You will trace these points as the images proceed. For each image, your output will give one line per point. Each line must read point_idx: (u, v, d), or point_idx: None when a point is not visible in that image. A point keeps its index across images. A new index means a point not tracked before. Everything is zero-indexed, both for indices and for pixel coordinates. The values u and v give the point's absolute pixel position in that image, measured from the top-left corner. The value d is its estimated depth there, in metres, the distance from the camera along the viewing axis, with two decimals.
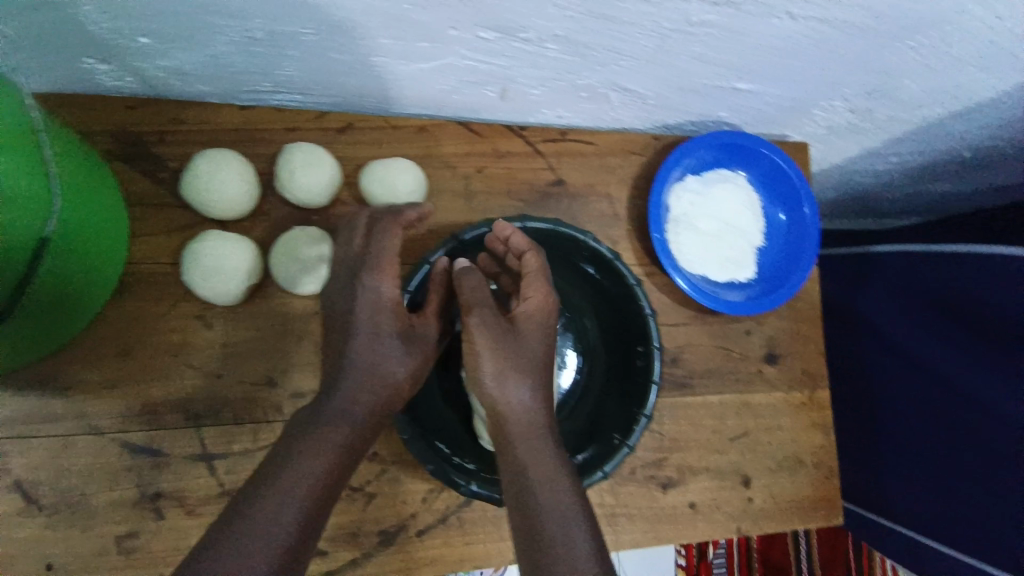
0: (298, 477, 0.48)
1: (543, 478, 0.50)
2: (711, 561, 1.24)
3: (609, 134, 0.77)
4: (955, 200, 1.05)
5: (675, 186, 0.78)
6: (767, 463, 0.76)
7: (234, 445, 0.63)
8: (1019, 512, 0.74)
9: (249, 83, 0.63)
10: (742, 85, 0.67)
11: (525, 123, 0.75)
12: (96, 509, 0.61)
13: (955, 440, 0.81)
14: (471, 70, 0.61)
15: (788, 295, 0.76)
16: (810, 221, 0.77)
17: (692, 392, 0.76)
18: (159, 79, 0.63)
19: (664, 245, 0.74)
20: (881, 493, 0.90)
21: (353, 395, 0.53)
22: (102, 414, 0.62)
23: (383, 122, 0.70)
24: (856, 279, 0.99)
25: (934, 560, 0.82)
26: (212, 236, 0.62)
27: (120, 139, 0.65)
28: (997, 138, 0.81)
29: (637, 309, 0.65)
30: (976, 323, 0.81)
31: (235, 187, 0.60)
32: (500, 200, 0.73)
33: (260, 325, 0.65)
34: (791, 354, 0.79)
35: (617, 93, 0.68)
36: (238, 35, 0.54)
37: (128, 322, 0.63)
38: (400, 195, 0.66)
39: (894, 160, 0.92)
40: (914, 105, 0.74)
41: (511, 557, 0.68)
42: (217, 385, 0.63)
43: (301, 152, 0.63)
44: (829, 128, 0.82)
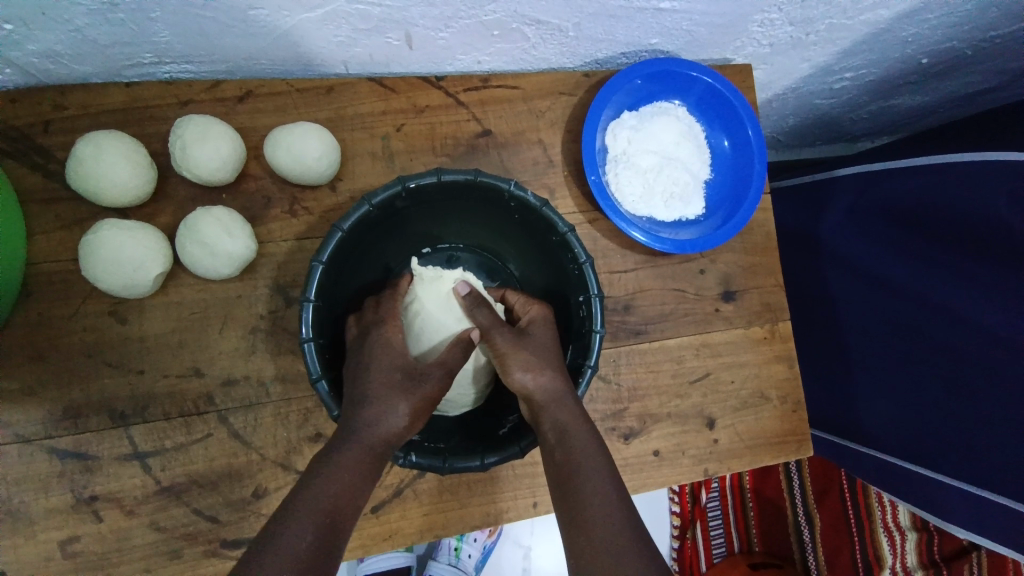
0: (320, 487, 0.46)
1: (579, 453, 0.51)
2: (705, 505, 1.23)
3: (535, 76, 0.73)
4: (918, 114, 1.00)
5: (609, 125, 0.74)
6: (730, 402, 0.75)
7: (167, 441, 0.62)
8: (1000, 430, 0.72)
9: (131, 57, 0.59)
10: (665, 5, 0.62)
11: (443, 73, 0.71)
12: (35, 516, 0.59)
13: (931, 360, 0.78)
14: (364, 16, 0.56)
15: (738, 227, 0.73)
16: (754, 143, 0.74)
17: (649, 338, 0.73)
18: (36, 66, 0.58)
19: (602, 188, 0.70)
20: (856, 420, 0.89)
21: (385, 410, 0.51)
22: (23, 422, 0.59)
23: (287, 86, 0.67)
24: (817, 204, 0.95)
25: (911, 481, 0.81)
26: (106, 226, 0.59)
27: (5, 134, 0.61)
28: (952, 40, 0.76)
29: (573, 258, 0.62)
30: (939, 237, 0.77)
31: (121, 170, 0.59)
32: (426, 155, 0.71)
33: (178, 316, 0.63)
34: (746, 289, 0.77)
35: (530, 27, 0.63)
36: (94, 2, 0.49)
37: (37, 326, 0.60)
38: (308, 162, 0.63)
39: (848, 77, 0.86)
40: (857, 8, 0.68)
41: (471, 522, 0.67)
42: (141, 382, 0.62)
43: (192, 126, 0.60)
44: (771, 46, 0.77)
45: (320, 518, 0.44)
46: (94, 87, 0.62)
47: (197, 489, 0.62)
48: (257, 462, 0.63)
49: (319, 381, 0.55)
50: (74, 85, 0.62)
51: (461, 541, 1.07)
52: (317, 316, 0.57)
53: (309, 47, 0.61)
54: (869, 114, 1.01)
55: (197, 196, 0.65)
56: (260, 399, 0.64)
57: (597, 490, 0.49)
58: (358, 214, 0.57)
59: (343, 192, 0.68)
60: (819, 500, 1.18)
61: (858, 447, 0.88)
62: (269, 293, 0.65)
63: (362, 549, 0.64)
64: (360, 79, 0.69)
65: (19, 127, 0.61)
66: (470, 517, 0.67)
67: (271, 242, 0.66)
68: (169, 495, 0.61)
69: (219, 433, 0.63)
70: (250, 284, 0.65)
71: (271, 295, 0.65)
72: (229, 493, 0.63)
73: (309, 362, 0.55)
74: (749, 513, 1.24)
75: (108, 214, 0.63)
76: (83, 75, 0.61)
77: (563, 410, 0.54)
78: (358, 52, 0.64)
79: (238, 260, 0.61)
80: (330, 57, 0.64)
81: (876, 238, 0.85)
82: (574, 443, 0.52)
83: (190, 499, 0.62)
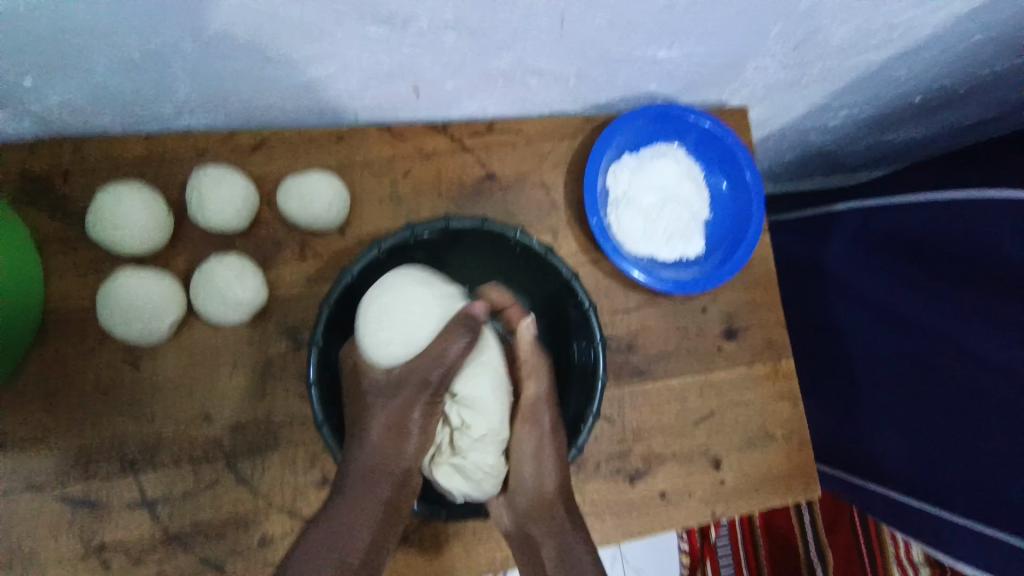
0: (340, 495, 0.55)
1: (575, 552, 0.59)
2: (715, 543, 1.18)
3: (539, 120, 0.75)
4: (914, 147, 1.02)
5: (611, 166, 0.76)
6: (735, 442, 0.75)
7: (175, 487, 0.62)
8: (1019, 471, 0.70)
9: (149, 110, 0.62)
10: (662, 53, 0.65)
11: (449, 119, 0.73)
12: (45, 563, 0.59)
13: (940, 396, 0.78)
14: (373, 69, 0.59)
15: (738, 268, 0.74)
16: (752, 185, 0.76)
17: (653, 377, 0.74)
18: (57, 118, 0.61)
19: (604, 230, 0.71)
20: (864, 457, 0.88)
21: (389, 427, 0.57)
22: (35, 467, 0.60)
23: (298, 134, 0.69)
24: (818, 237, 0.96)
25: (921, 519, 0.80)
26: (123, 272, 0.60)
27: (26, 183, 0.63)
28: (945, 78, 0.79)
29: (575, 303, 0.64)
30: (941, 270, 0.78)
31: (136, 219, 0.61)
32: (432, 200, 0.73)
33: (188, 360, 0.64)
34: (748, 326, 0.78)
35: (533, 76, 0.65)
36: (115, 59, 0.51)
37: (50, 371, 0.62)
38: (317, 210, 0.65)
39: (845, 114, 0.88)
40: (849, 51, 0.70)
41: (478, 568, 0.67)
42: (151, 427, 0.63)
43: (206, 176, 0.63)
44: (768, 88, 0.79)
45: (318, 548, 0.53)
46: (113, 137, 0.65)
47: (204, 537, 0.62)
48: (264, 507, 0.64)
49: (324, 424, 0.56)
50: (93, 135, 0.64)
51: None
52: (323, 357, 0.58)
53: (321, 97, 0.64)
54: (868, 148, 1.03)
55: (210, 242, 0.67)
56: (268, 444, 0.65)
57: None
58: (367, 259, 0.59)
59: (351, 236, 0.70)
60: (831, 535, 1.19)
61: (868, 484, 0.87)
62: (279, 337, 0.66)
63: None
64: (370, 126, 0.71)
65: (39, 176, 0.63)
66: (476, 562, 0.67)
67: (281, 287, 0.67)
68: (176, 543, 0.62)
69: (226, 478, 0.63)
70: (259, 327, 0.66)
71: (282, 338, 0.66)
72: (236, 541, 0.63)
73: (314, 407, 0.56)
74: (760, 552, 1.19)
75: (124, 260, 0.65)
76: (102, 125, 0.64)
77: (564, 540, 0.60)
78: (367, 101, 0.66)
79: (249, 307, 0.63)
80: (341, 106, 0.67)
81: (878, 273, 0.86)
82: (565, 537, 0.60)
83: (197, 548, 0.62)
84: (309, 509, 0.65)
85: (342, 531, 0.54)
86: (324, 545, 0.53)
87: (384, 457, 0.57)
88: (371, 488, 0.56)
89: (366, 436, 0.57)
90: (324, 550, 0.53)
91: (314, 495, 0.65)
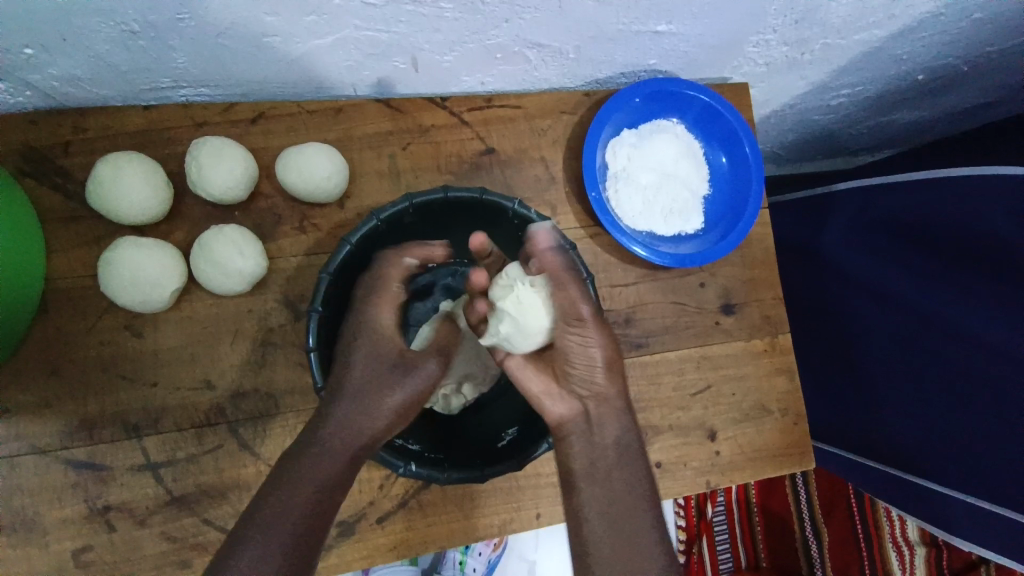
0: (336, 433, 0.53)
1: (626, 474, 0.55)
2: (711, 520, 1.23)
3: (537, 96, 0.75)
4: (915, 128, 1.01)
5: (610, 142, 0.76)
6: (731, 414, 0.75)
7: (179, 452, 0.63)
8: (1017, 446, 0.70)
9: (149, 83, 0.62)
10: (661, 27, 0.64)
11: (448, 94, 0.73)
12: (49, 527, 0.60)
13: (938, 373, 0.78)
14: (372, 42, 0.59)
15: (736, 243, 0.74)
16: (751, 160, 0.76)
17: (650, 351, 0.75)
18: (58, 90, 0.61)
19: (602, 204, 0.72)
20: (862, 432, 0.89)
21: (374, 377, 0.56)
22: (39, 433, 0.61)
23: (298, 108, 0.69)
24: (818, 217, 0.96)
25: (914, 494, 0.81)
26: (125, 243, 0.61)
27: (28, 155, 0.63)
28: (946, 58, 0.78)
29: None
30: (939, 249, 0.78)
31: (137, 189, 0.61)
32: (432, 174, 0.73)
33: (190, 329, 0.65)
34: (745, 302, 0.78)
35: (532, 50, 0.65)
36: (114, 31, 0.51)
37: (52, 341, 0.62)
38: (316, 182, 0.65)
39: (845, 94, 0.88)
40: (849, 28, 0.70)
41: (477, 535, 0.68)
42: (154, 394, 0.64)
43: (206, 148, 0.63)
44: (769, 65, 0.79)
45: (316, 483, 0.51)
46: (113, 109, 0.65)
47: (208, 499, 0.63)
48: (267, 472, 0.65)
49: (324, 389, 0.56)
50: (93, 108, 0.65)
51: (466, 555, 1.05)
52: (324, 325, 0.59)
53: (319, 71, 0.64)
54: (868, 129, 1.02)
55: (211, 214, 0.67)
56: (270, 411, 0.65)
57: (635, 521, 0.53)
58: (366, 229, 0.59)
59: (351, 210, 0.70)
60: (827, 517, 1.17)
61: (863, 459, 0.88)
62: (280, 308, 0.67)
63: (368, 559, 0.66)
64: (369, 101, 0.71)
65: (41, 149, 0.64)
66: (474, 528, 0.68)
67: (281, 259, 0.68)
68: (180, 505, 0.63)
69: (229, 444, 0.64)
70: (260, 298, 0.67)
71: (281, 310, 0.67)
72: (239, 503, 0.64)
73: (314, 370, 0.56)
74: (755, 528, 1.23)
75: (126, 232, 0.65)
76: (102, 98, 0.64)
77: (599, 449, 0.56)
78: (365, 75, 0.66)
79: (249, 278, 0.63)
80: (339, 81, 0.67)
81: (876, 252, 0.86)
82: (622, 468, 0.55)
83: (201, 509, 0.63)
84: None
85: (311, 482, 0.51)
86: (288, 497, 0.50)
87: (343, 434, 0.53)
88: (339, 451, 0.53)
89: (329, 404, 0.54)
90: (287, 502, 0.49)
91: None
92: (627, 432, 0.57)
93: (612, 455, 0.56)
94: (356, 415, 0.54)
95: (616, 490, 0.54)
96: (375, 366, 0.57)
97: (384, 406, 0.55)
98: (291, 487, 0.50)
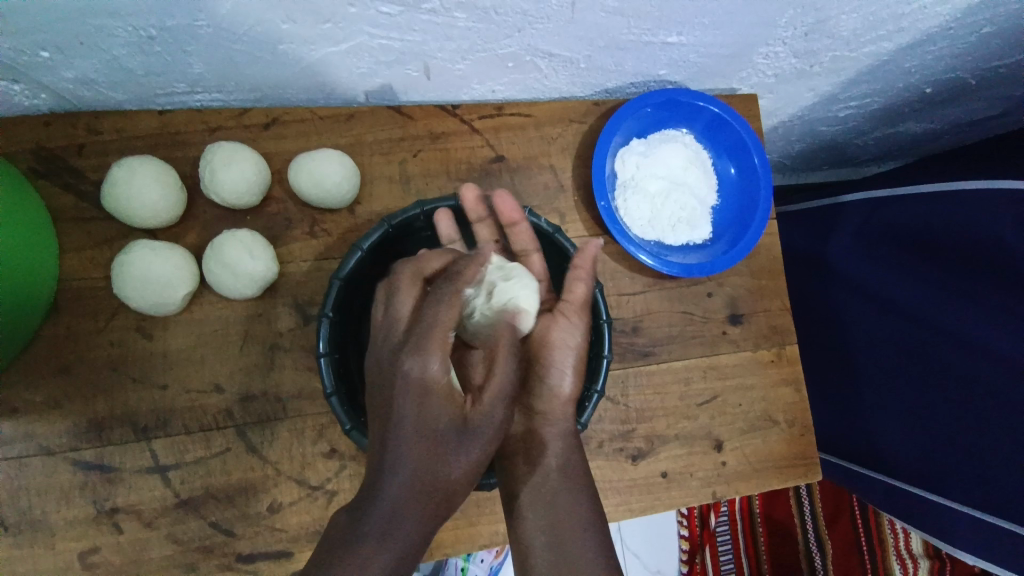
0: (386, 509, 0.45)
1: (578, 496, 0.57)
2: (714, 530, 1.23)
3: (547, 104, 0.76)
4: (922, 140, 1.01)
5: (618, 151, 0.77)
6: (737, 425, 0.75)
7: (186, 454, 0.64)
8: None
9: (164, 87, 0.63)
10: (671, 38, 0.65)
11: (458, 101, 0.74)
12: (56, 527, 0.60)
13: (945, 385, 0.78)
14: (385, 49, 0.59)
15: (745, 253, 0.74)
16: (760, 170, 0.76)
17: (657, 359, 0.75)
18: (73, 92, 0.61)
19: (611, 213, 0.72)
20: (868, 444, 0.88)
21: (421, 440, 0.47)
22: (48, 433, 0.61)
23: (310, 113, 0.70)
24: (825, 228, 0.96)
25: (919, 507, 0.81)
26: (137, 245, 0.62)
27: (43, 157, 0.64)
28: (954, 71, 0.79)
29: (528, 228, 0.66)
30: (946, 261, 0.78)
31: (150, 192, 0.62)
32: (441, 180, 0.73)
33: (199, 332, 0.65)
34: (752, 312, 0.78)
35: (543, 59, 0.65)
36: (131, 35, 0.52)
37: (63, 341, 0.63)
38: (327, 187, 0.65)
39: (853, 106, 0.88)
40: (858, 40, 0.70)
41: (482, 542, 0.68)
42: (163, 396, 0.64)
43: (219, 152, 0.63)
44: (777, 77, 0.79)
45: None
46: (127, 113, 0.66)
47: (213, 502, 0.63)
48: (273, 476, 0.65)
49: (333, 395, 0.56)
50: (108, 111, 0.65)
51: (468, 561, 1.04)
52: (334, 331, 0.58)
53: (332, 77, 0.64)
54: (875, 140, 1.03)
55: (222, 217, 0.68)
56: (277, 415, 0.66)
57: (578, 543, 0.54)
58: (377, 234, 0.59)
59: (361, 215, 0.71)
60: (831, 527, 1.17)
61: (869, 472, 0.88)
62: (289, 312, 0.67)
63: None
64: (380, 107, 0.72)
65: (56, 150, 0.64)
66: (479, 535, 0.68)
67: (291, 263, 0.68)
68: (186, 507, 0.63)
69: (236, 448, 0.64)
70: (269, 302, 0.67)
71: (290, 313, 0.67)
72: (245, 506, 0.64)
73: (323, 376, 0.56)
74: (759, 538, 1.22)
75: (137, 233, 0.66)
76: (117, 101, 0.65)
77: (541, 471, 0.58)
78: (377, 82, 0.67)
79: (259, 281, 0.64)
80: (352, 87, 0.67)
81: (884, 264, 0.86)
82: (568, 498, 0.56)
83: (207, 511, 0.63)
84: (317, 477, 0.66)
85: (362, 572, 0.42)
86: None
87: (398, 517, 0.45)
88: (405, 530, 0.45)
89: (387, 476, 0.46)
90: None
91: (321, 467, 0.66)
92: (570, 453, 0.59)
93: (556, 480, 0.58)
94: (410, 488, 0.46)
95: (559, 514, 0.56)
96: (429, 435, 0.47)
97: (445, 478, 0.47)
98: None
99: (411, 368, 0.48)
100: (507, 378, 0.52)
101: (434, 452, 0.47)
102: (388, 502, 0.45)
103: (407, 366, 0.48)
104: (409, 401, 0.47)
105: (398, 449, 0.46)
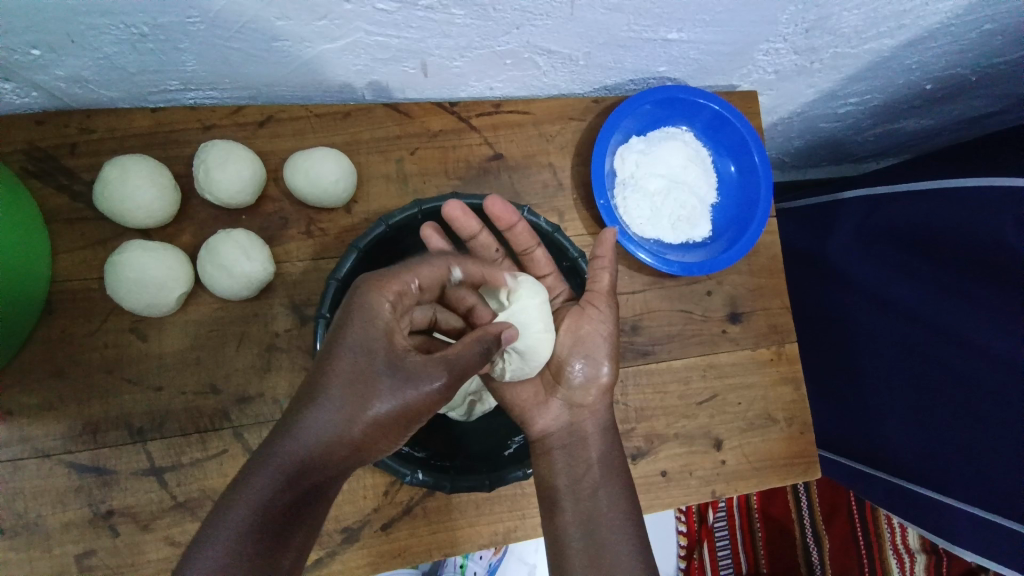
0: (305, 432, 0.42)
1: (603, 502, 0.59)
2: (711, 525, 1.23)
3: (546, 102, 0.75)
4: (922, 136, 1.01)
5: (618, 149, 0.76)
6: (737, 423, 0.75)
7: (183, 456, 0.63)
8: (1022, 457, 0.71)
9: (157, 85, 0.62)
10: (671, 35, 0.64)
11: (456, 99, 0.73)
12: (51, 531, 0.60)
13: (944, 383, 0.78)
14: (382, 47, 0.58)
15: (745, 251, 0.74)
16: (759, 168, 0.76)
17: (656, 358, 0.74)
18: (63, 90, 0.60)
19: (610, 211, 0.71)
20: (867, 441, 0.88)
21: (359, 369, 0.44)
22: (43, 436, 0.61)
23: (306, 111, 0.69)
24: (823, 225, 0.96)
25: (919, 505, 0.81)
26: (131, 245, 0.61)
27: (34, 156, 0.63)
28: (954, 68, 0.78)
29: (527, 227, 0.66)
30: (946, 260, 0.78)
31: (144, 191, 0.61)
32: (439, 178, 0.73)
33: (196, 333, 0.65)
34: (752, 310, 0.78)
35: (541, 56, 0.64)
36: (123, 33, 0.51)
37: (56, 343, 0.62)
38: (324, 186, 0.65)
39: (853, 102, 0.88)
40: (860, 36, 0.70)
41: (482, 542, 0.68)
42: (159, 398, 0.63)
43: (214, 150, 0.63)
44: (778, 73, 0.78)
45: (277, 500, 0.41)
46: (120, 111, 0.65)
47: (211, 504, 0.63)
48: None
49: None
50: (100, 109, 0.64)
51: (466, 558, 1.04)
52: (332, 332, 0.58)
53: (328, 74, 0.64)
54: (875, 136, 1.02)
55: (218, 217, 0.67)
56: (275, 416, 0.65)
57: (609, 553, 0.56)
58: (374, 234, 0.59)
59: (358, 214, 0.70)
60: (828, 523, 1.17)
61: (868, 469, 0.88)
62: (286, 313, 0.67)
63: (371, 565, 0.65)
64: (376, 105, 0.71)
65: (48, 150, 0.63)
66: (478, 535, 0.68)
67: (288, 263, 0.67)
68: (184, 509, 0.63)
69: (233, 449, 0.64)
70: (266, 303, 0.66)
71: (288, 314, 0.67)
72: None
73: None
74: (756, 534, 1.22)
75: (131, 234, 0.65)
76: (109, 99, 0.63)
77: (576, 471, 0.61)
78: (374, 79, 0.66)
79: (255, 282, 0.63)
80: (349, 84, 0.66)
81: (883, 261, 0.85)
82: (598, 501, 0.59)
83: (205, 514, 0.63)
84: None
85: (270, 492, 0.41)
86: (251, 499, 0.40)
87: (309, 441, 0.42)
88: (319, 463, 0.42)
89: (314, 404, 0.43)
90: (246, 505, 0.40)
91: None
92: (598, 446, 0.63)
93: (587, 480, 0.61)
94: (337, 416, 0.43)
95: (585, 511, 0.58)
96: (362, 365, 0.44)
97: (369, 423, 0.43)
98: (245, 496, 0.40)
99: (367, 303, 0.46)
100: (467, 357, 0.48)
101: (366, 385, 0.43)
102: (312, 426, 0.43)
103: (364, 299, 0.46)
104: (359, 325, 0.45)
105: (333, 371, 0.44)
